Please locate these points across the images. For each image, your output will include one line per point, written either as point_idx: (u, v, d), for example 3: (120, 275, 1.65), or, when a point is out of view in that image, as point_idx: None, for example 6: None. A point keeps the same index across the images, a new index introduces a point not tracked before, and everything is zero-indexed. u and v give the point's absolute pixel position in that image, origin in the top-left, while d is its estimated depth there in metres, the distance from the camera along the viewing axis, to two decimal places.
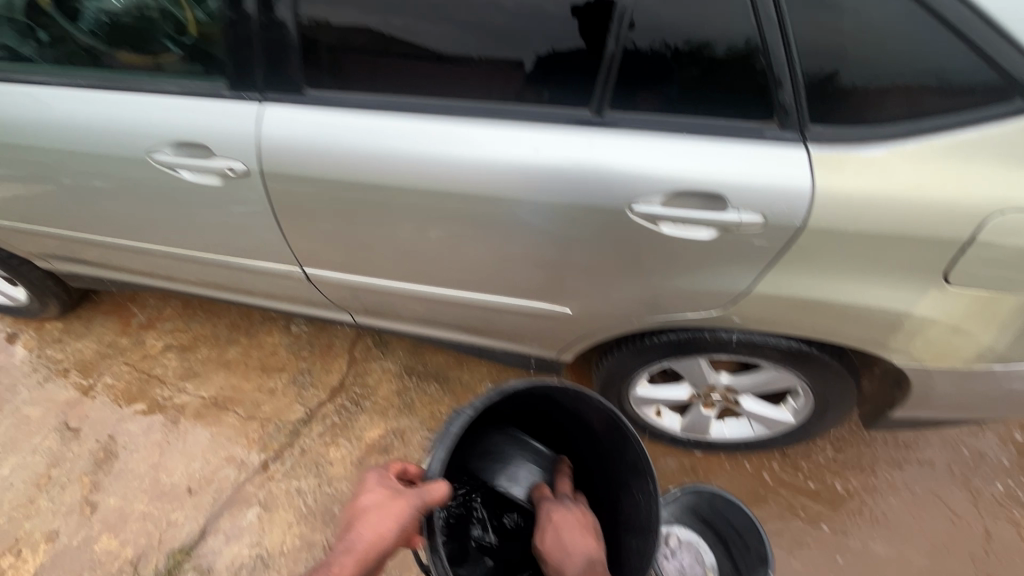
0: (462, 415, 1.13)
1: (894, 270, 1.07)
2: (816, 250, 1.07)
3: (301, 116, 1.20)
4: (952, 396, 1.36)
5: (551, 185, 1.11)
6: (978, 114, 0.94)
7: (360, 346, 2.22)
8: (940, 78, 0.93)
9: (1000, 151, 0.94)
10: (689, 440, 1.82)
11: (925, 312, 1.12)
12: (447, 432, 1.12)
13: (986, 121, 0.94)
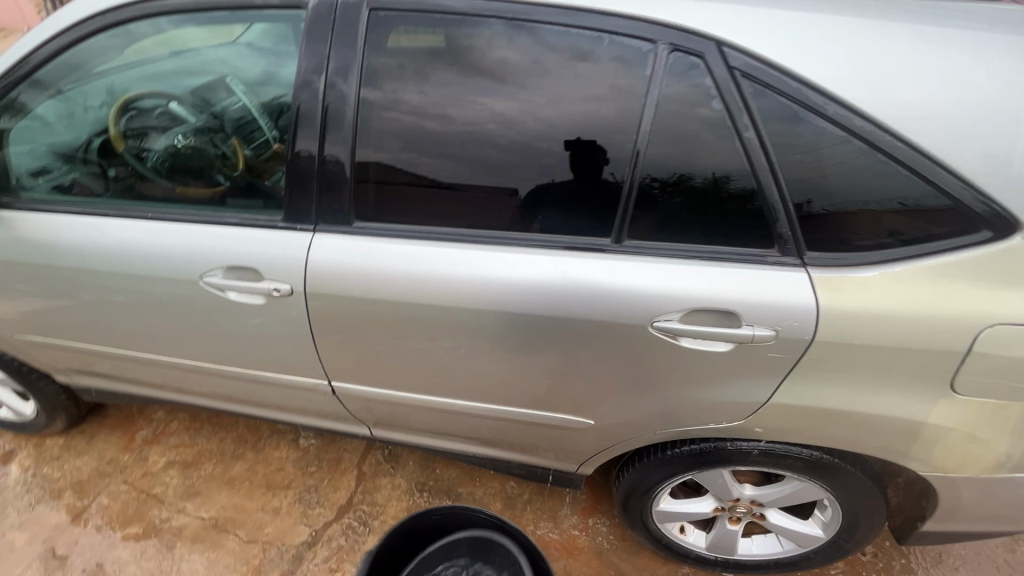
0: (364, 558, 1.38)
1: (904, 381, 1.13)
2: (828, 362, 1.13)
3: (346, 243, 1.32)
4: (981, 507, 1.35)
5: (576, 304, 1.21)
6: (953, 243, 1.07)
7: (370, 460, 2.17)
8: (915, 212, 1.07)
9: (980, 273, 1.06)
10: (717, 560, 1.74)
11: (940, 421, 1.16)
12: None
13: (962, 249, 1.06)
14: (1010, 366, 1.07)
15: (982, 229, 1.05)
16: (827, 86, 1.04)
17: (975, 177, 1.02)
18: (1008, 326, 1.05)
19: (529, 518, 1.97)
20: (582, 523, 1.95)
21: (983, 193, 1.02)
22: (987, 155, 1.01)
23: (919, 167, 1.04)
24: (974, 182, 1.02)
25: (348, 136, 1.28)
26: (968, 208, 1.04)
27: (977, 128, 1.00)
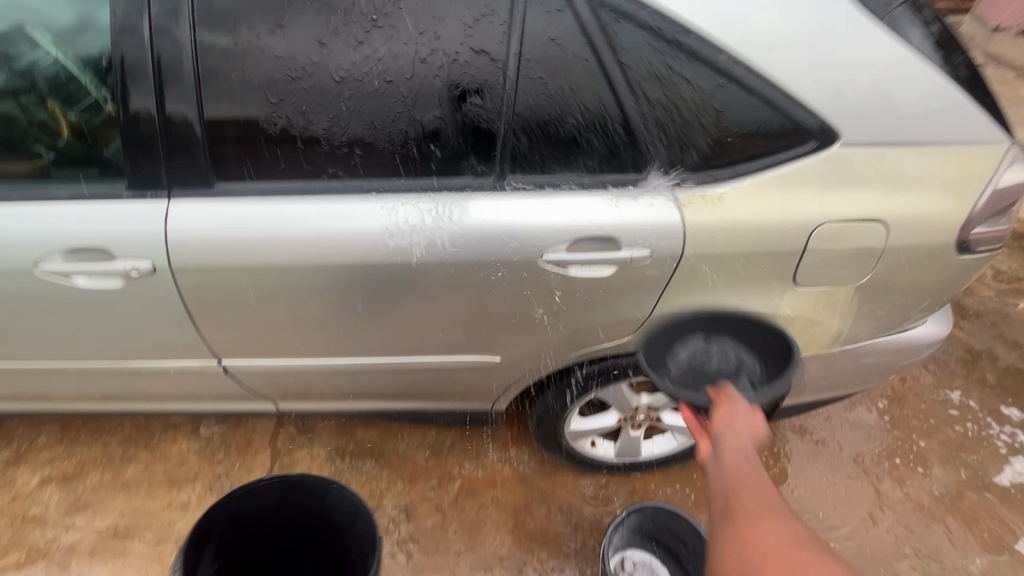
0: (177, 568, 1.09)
1: (758, 280, 1.30)
2: (696, 272, 1.27)
3: (211, 209, 1.20)
4: (823, 379, 1.63)
5: (467, 246, 1.22)
6: (789, 154, 1.22)
7: (282, 437, 2.09)
8: (756, 130, 1.20)
9: (810, 179, 1.22)
10: (625, 464, 1.94)
11: (788, 310, 1.36)
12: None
13: (796, 158, 1.22)
14: (836, 258, 1.27)
15: (810, 139, 1.21)
16: (677, 15, 1.10)
17: (801, 92, 1.15)
18: (833, 223, 1.24)
19: (454, 461, 2.04)
20: (504, 456, 2.06)
21: (807, 107, 1.17)
22: (812, 71, 1.14)
23: (758, 86, 1.15)
24: (801, 96, 1.16)
25: (192, 90, 1.14)
26: (798, 121, 1.19)
27: (799, 48, 1.13)
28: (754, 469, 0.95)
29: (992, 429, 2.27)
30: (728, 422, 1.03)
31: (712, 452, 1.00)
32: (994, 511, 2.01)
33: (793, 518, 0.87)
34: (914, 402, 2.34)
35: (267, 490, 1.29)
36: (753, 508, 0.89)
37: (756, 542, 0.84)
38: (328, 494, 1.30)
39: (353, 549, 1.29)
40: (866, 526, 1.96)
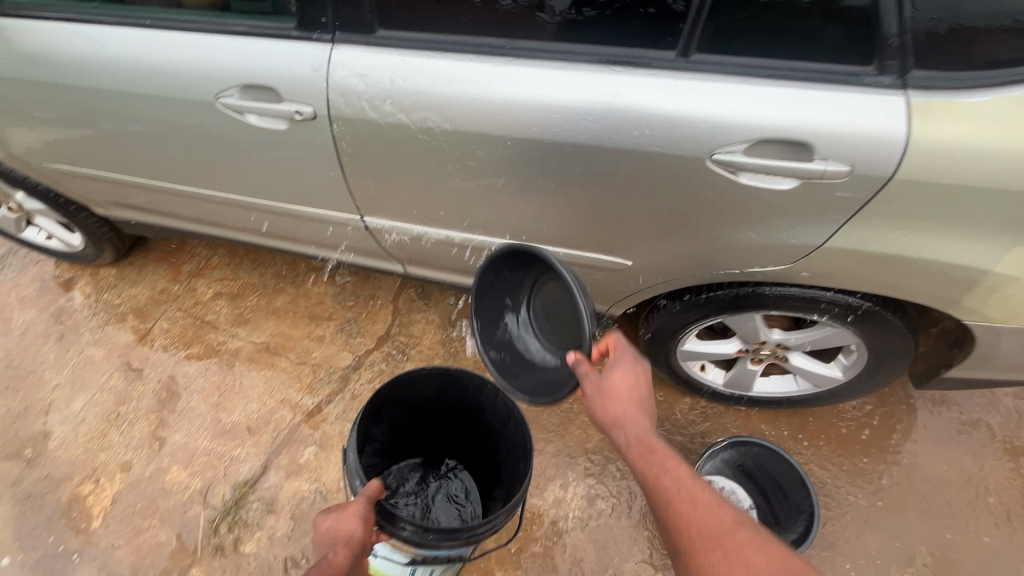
0: (354, 449, 1.25)
1: (983, 226, 1.03)
2: (902, 202, 1.02)
3: (369, 58, 1.18)
4: (1016, 357, 1.35)
5: (626, 133, 1.08)
6: None
7: (403, 297, 2.26)
8: None
9: None
10: (732, 395, 1.85)
11: (1009, 270, 1.08)
12: (350, 468, 1.25)
13: None
14: None
15: None
16: None
17: None
18: None
19: None
20: None
21: None
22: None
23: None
24: None
25: None
26: None
27: None
28: (660, 446, 1.02)
29: None
30: (611, 406, 1.07)
31: (616, 428, 1.06)
32: None
33: (694, 476, 1.00)
34: None
35: (434, 377, 1.43)
36: (665, 481, 0.98)
37: (684, 525, 0.93)
38: (484, 391, 1.41)
39: (506, 445, 1.44)
40: (1001, 523, 1.73)
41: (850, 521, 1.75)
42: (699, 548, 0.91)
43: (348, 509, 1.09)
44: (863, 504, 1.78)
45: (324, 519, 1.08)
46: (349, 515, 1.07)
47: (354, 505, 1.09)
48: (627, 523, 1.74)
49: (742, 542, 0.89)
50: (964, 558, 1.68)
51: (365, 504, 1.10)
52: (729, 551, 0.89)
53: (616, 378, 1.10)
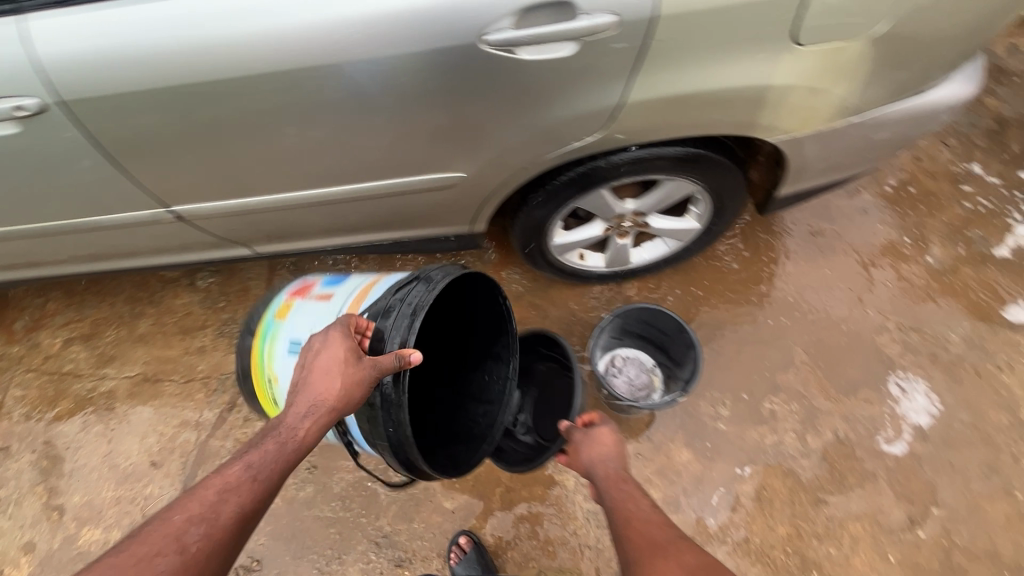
0: (433, 290, 1.12)
1: (750, 43, 1.07)
2: (673, 39, 1.04)
3: (80, 20, 1.00)
4: (823, 161, 1.48)
5: (392, 35, 1.00)
6: None
7: (277, 281, 2.13)
8: None
9: None
10: (615, 273, 1.95)
11: (785, 79, 1.15)
12: (413, 297, 1.13)
13: None
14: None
15: None
16: None
17: None
18: None
19: None
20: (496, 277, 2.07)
21: None
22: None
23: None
24: None
25: None
26: None
27: None
28: (626, 481, 1.19)
29: (1003, 206, 2.20)
30: (590, 450, 1.28)
31: (592, 468, 1.25)
32: (986, 282, 2.03)
33: (656, 510, 1.09)
34: (921, 183, 2.23)
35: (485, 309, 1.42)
36: (625, 501, 1.13)
37: (634, 531, 1.04)
38: (500, 368, 1.44)
39: (466, 419, 1.45)
40: (853, 308, 2.00)
41: (737, 348, 1.95)
42: (642, 550, 0.99)
43: (346, 379, 1.02)
44: (745, 329, 1.98)
45: (329, 369, 1.03)
46: (345, 385, 1.01)
47: (362, 372, 1.03)
48: None
49: (681, 550, 0.96)
50: (832, 346, 1.93)
51: (365, 380, 1.03)
52: (668, 555, 0.96)
53: (603, 432, 1.32)
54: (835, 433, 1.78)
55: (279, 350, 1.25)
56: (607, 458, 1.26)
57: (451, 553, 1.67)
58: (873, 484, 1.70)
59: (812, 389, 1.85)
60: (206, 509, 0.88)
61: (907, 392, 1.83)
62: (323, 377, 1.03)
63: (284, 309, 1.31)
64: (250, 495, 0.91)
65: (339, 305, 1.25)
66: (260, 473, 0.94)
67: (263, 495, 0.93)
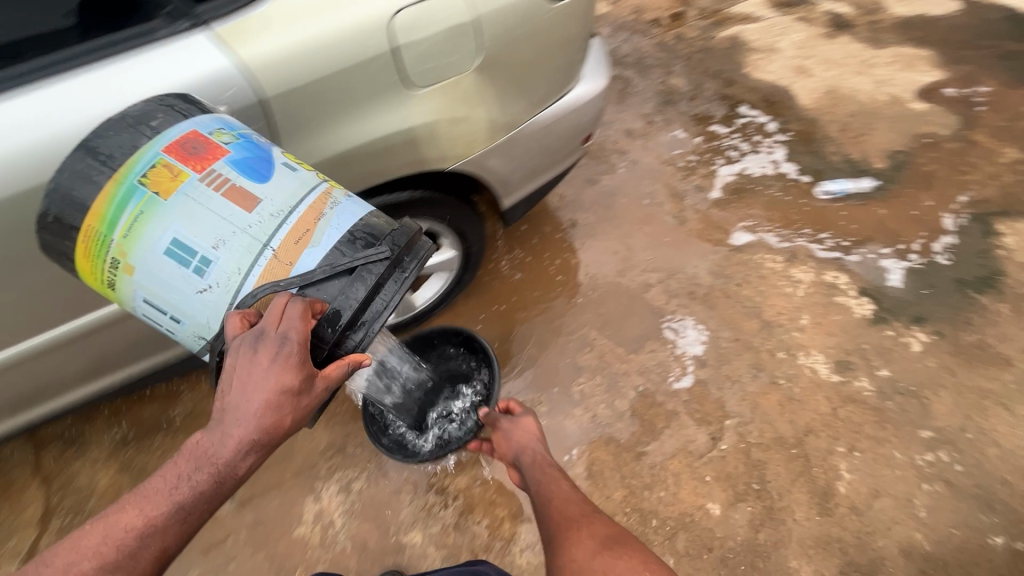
0: (395, 289, 1.06)
1: (370, 99, 1.20)
2: (291, 114, 1.14)
3: None
4: (519, 170, 1.67)
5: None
6: None
7: (46, 458, 1.86)
8: None
9: None
10: (407, 319, 2.01)
11: (424, 118, 1.29)
12: (373, 291, 1.04)
13: None
14: (433, 46, 1.19)
15: None
16: None
17: None
18: (407, 9, 1.14)
19: None
20: None
21: None
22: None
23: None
24: None
25: None
26: None
27: None
28: (547, 463, 1.35)
29: (705, 158, 2.68)
30: (514, 440, 1.46)
31: (518, 453, 1.43)
32: (711, 221, 2.42)
33: (577, 491, 1.22)
34: (640, 160, 2.66)
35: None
36: (548, 480, 1.28)
37: (555, 507, 1.17)
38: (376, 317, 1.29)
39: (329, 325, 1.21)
40: (622, 277, 2.27)
41: (539, 347, 2.10)
42: (562, 524, 1.11)
43: (295, 414, 0.93)
44: (542, 328, 2.15)
45: (274, 401, 0.91)
46: (297, 419, 0.94)
47: (312, 402, 0.95)
48: (385, 480, 1.80)
49: (591, 522, 1.09)
50: (614, 315, 2.16)
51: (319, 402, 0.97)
52: (582, 526, 1.08)
53: (527, 421, 1.49)
54: (636, 390, 1.97)
55: (155, 235, 0.98)
56: (527, 443, 1.44)
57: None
58: (677, 420, 1.90)
59: (607, 356, 2.05)
60: (123, 556, 0.87)
61: (679, 332, 2.10)
62: (265, 403, 0.91)
63: (166, 176, 0.98)
64: (175, 537, 0.90)
65: (264, 228, 1.00)
66: (189, 515, 0.90)
67: (188, 534, 0.92)
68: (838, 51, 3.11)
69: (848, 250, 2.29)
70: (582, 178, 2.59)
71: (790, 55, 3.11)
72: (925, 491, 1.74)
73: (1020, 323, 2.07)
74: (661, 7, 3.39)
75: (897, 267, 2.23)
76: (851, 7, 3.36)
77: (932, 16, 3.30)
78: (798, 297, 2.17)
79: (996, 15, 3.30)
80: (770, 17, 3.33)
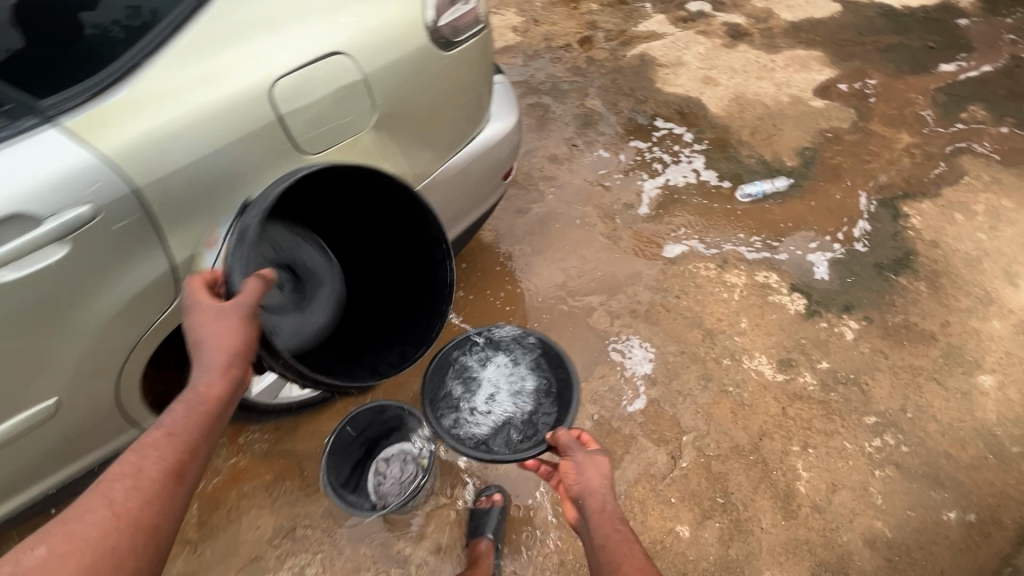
0: (278, 185, 1.08)
1: (261, 173, 1.12)
2: (173, 203, 1.03)
3: None
4: (439, 217, 1.63)
5: None
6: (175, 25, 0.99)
7: None
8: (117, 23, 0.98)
9: (224, 40, 1.01)
10: None
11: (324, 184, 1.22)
12: (256, 209, 1.07)
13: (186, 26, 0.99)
14: (321, 111, 1.13)
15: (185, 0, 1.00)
16: None
17: None
18: (288, 75, 1.07)
19: None
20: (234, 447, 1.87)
21: None
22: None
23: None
24: None
25: None
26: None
27: None
28: (619, 518, 1.11)
29: (629, 175, 2.73)
30: (584, 478, 1.19)
31: (583, 497, 1.16)
32: (644, 236, 2.46)
33: (646, 557, 1.03)
34: (568, 185, 2.68)
35: (385, 183, 1.27)
36: (616, 543, 1.05)
37: None
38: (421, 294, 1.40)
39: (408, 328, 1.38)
40: (565, 305, 2.25)
41: None
42: None
43: (227, 321, 0.99)
44: None
45: (210, 320, 0.98)
46: (231, 330, 0.98)
47: (239, 309, 1.00)
48: (343, 559, 1.67)
49: None
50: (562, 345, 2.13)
51: (251, 309, 1.02)
52: None
53: (599, 461, 1.22)
54: (592, 418, 1.93)
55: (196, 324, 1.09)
56: (598, 484, 1.17)
57: (481, 499, 1.75)
58: (636, 443, 1.88)
59: None
60: (127, 467, 0.85)
61: (626, 353, 2.09)
62: (205, 331, 0.98)
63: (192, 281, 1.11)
64: (168, 451, 0.88)
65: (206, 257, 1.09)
66: (176, 431, 0.91)
67: (184, 450, 0.89)
68: (739, 59, 3.28)
69: (775, 250, 2.37)
70: (512, 208, 2.58)
71: (695, 67, 3.25)
72: (878, 477, 1.78)
73: (936, 298, 2.19)
74: (569, 33, 3.49)
75: (822, 259, 2.33)
76: (744, 17, 3.57)
77: (817, 19, 3.55)
78: (735, 301, 2.21)
79: (872, 12, 3.58)
80: (672, 33, 3.48)
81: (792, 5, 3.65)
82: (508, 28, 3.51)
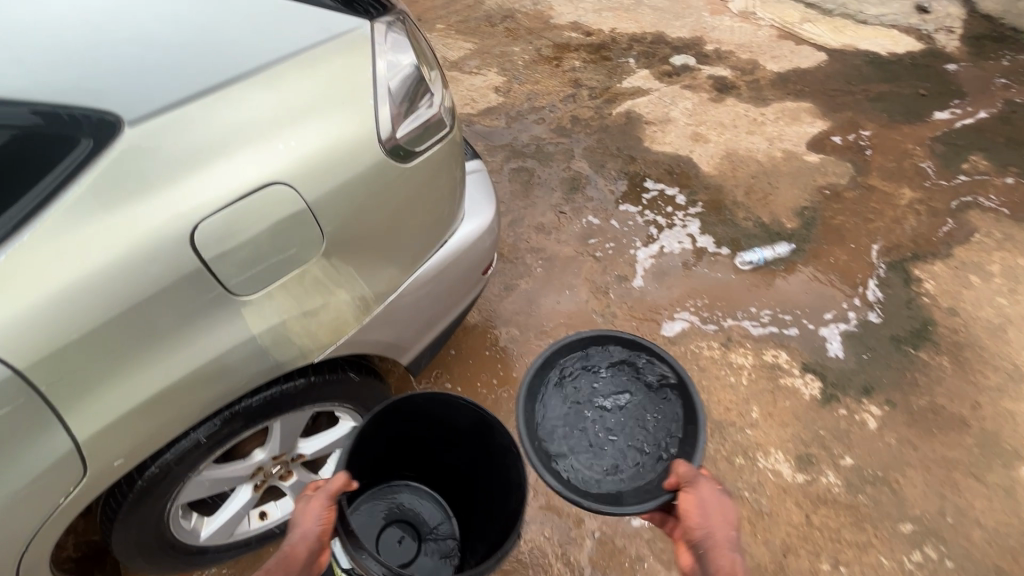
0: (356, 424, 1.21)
1: (183, 325, 0.95)
2: (69, 375, 0.86)
3: None
4: (409, 328, 1.45)
5: None
6: (65, 168, 0.81)
7: None
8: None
9: (127, 183, 0.84)
10: None
11: (264, 325, 1.05)
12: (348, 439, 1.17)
13: (79, 171, 0.81)
14: (257, 249, 0.97)
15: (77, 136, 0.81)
16: None
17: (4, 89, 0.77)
18: (212, 216, 0.91)
19: None
20: None
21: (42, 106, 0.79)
22: (46, 31, 0.79)
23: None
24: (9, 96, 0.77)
25: None
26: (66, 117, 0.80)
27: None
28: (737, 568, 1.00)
29: (621, 243, 2.57)
30: (703, 515, 1.06)
31: (697, 535, 1.06)
32: (641, 313, 2.29)
33: None
34: (557, 257, 2.52)
35: (459, 408, 1.30)
36: None
37: None
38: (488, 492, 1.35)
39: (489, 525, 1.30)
40: None
41: None
42: None
43: (315, 503, 1.04)
44: None
45: (306, 500, 1.05)
46: (318, 511, 1.03)
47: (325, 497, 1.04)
48: None
49: None
50: None
51: (336, 497, 1.04)
52: None
53: (724, 501, 1.08)
54: (593, 536, 1.71)
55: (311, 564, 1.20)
56: (718, 526, 1.05)
57: None
58: (643, 567, 1.66)
59: (555, 501, 1.76)
60: None
61: None
62: (301, 506, 1.05)
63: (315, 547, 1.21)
64: None
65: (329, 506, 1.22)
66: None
67: None
68: (728, 114, 3.19)
69: (783, 324, 2.20)
70: (498, 286, 2.41)
71: (684, 124, 3.15)
72: None
73: (964, 375, 2.01)
74: (552, 92, 3.41)
75: (834, 334, 2.16)
76: (730, 70, 3.50)
77: (804, 69, 3.49)
78: (744, 386, 2.02)
79: (859, 60, 3.53)
80: (658, 88, 3.40)
81: (777, 55, 3.60)
82: (490, 89, 3.43)
